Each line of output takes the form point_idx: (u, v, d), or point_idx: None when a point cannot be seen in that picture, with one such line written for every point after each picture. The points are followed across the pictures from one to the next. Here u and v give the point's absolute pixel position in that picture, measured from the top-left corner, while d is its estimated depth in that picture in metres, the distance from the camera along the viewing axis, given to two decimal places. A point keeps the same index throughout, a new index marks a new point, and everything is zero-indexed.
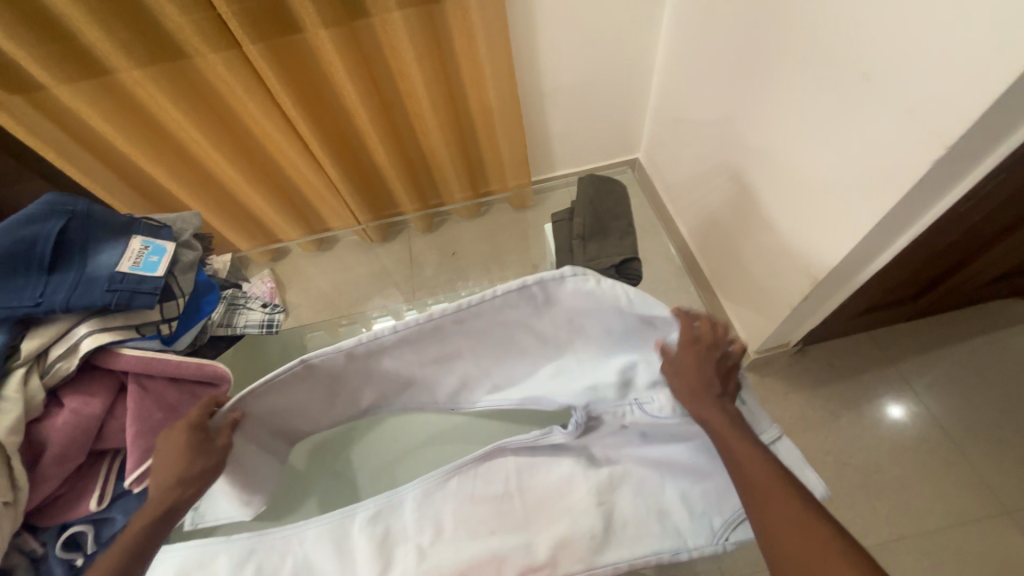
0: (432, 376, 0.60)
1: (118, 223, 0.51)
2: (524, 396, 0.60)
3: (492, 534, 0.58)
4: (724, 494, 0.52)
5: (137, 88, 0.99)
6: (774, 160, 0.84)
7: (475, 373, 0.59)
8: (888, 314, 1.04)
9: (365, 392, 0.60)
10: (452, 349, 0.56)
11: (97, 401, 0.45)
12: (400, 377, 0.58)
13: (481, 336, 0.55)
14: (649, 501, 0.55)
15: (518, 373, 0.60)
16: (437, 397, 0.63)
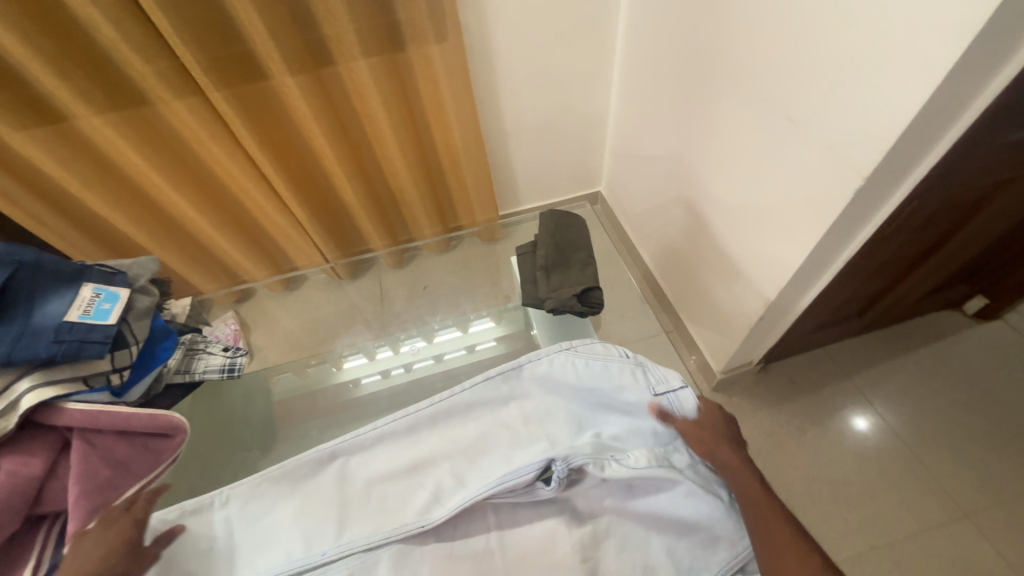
0: (405, 486, 0.57)
1: (68, 271, 0.50)
2: (503, 475, 0.53)
3: None
4: (710, 546, 0.51)
5: (96, 135, 0.98)
6: (721, 191, 0.91)
7: (451, 474, 0.57)
8: (839, 330, 1.10)
9: (336, 513, 0.56)
10: (428, 453, 0.59)
11: (36, 461, 0.42)
12: (375, 496, 0.57)
13: (457, 437, 0.59)
14: (635, 555, 0.53)
15: (495, 460, 0.56)
16: (408, 517, 0.55)
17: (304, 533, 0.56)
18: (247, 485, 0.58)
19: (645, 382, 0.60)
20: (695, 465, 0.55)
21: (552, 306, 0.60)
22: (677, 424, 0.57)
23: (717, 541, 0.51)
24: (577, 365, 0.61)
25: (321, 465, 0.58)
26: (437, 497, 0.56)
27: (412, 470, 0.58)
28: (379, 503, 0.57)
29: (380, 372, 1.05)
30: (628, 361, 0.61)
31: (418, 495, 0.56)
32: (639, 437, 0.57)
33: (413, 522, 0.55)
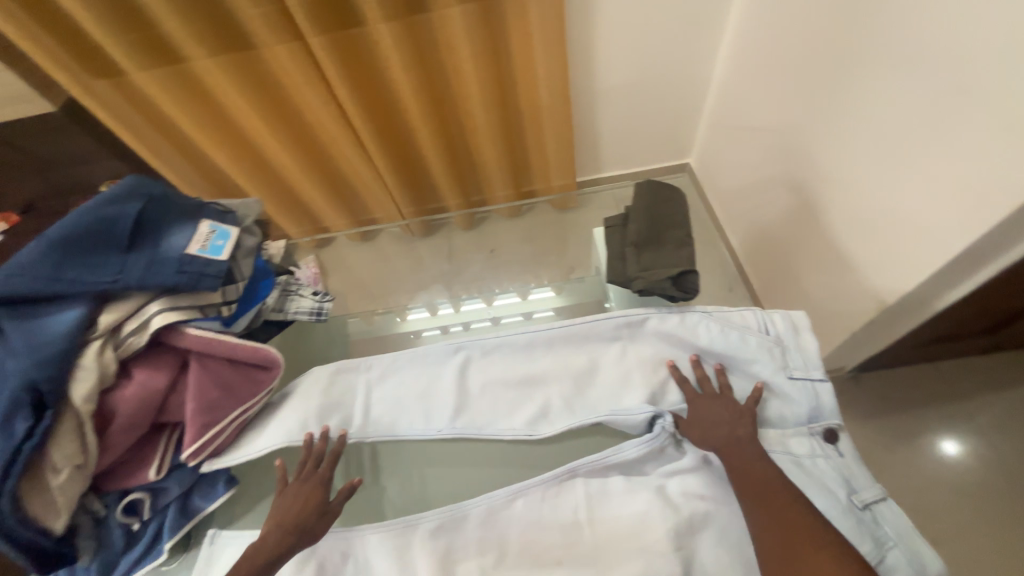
0: (515, 398, 0.55)
1: (188, 207, 0.53)
2: (614, 410, 0.52)
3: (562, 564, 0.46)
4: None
5: (207, 76, 1.04)
6: (844, 172, 0.79)
7: (562, 397, 0.54)
8: (957, 345, 0.96)
9: (438, 417, 0.54)
10: (541, 371, 0.55)
11: (161, 375, 0.47)
12: (489, 396, 0.55)
13: (571, 365, 0.55)
14: (739, 549, 0.45)
15: (606, 394, 0.53)
16: (515, 424, 0.53)
17: (409, 422, 0.54)
18: (387, 359, 0.59)
19: (781, 362, 0.51)
20: (817, 458, 0.48)
21: (642, 287, 0.55)
22: (809, 411, 0.49)
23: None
24: (710, 331, 0.54)
25: (423, 363, 0.58)
26: (546, 414, 0.53)
27: (522, 385, 0.55)
28: (480, 415, 0.54)
29: (440, 328, 1.08)
30: (767, 338, 0.52)
31: (527, 410, 0.54)
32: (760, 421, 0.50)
33: (521, 430, 0.53)
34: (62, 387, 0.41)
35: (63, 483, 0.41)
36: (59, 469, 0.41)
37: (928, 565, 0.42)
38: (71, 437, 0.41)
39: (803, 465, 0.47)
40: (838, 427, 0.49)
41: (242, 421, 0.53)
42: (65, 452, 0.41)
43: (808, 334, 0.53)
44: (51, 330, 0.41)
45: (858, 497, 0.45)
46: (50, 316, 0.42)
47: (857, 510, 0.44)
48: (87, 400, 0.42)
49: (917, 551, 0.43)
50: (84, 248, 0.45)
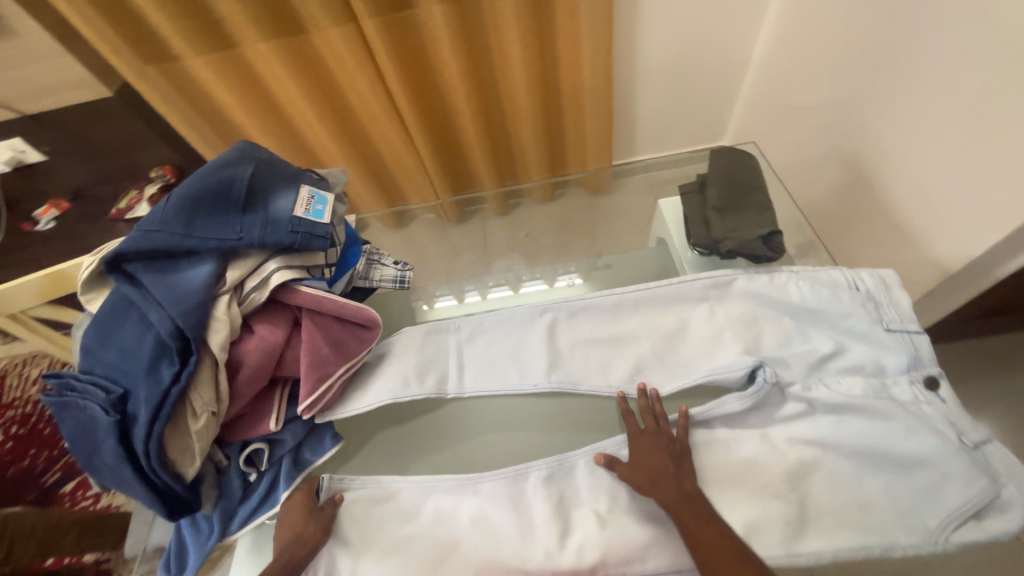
0: (609, 356, 0.58)
1: (290, 172, 0.55)
2: (712, 368, 0.54)
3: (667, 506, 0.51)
4: (937, 488, 0.46)
5: (259, 60, 1.05)
6: (905, 143, 0.79)
7: (654, 352, 0.57)
8: (1011, 318, 0.96)
9: (530, 372, 0.57)
10: (630, 330, 0.58)
11: (279, 331, 0.49)
12: (579, 354, 0.58)
13: (661, 324, 0.58)
14: (846, 492, 0.48)
15: (697, 352, 0.56)
16: (611, 381, 0.56)
17: (505, 379, 0.57)
18: (473, 320, 0.62)
19: (876, 316, 0.53)
20: (920, 403, 0.50)
21: (729, 248, 0.57)
22: (908, 362, 0.51)
23: (946, 483, 0.45)
24: (800, 288, 0.56)
25: (508, 323, 0.61)
26: (641, 370, 0.56)
27: (615, 343, 0.58)
28: (576, 372, 0.57)
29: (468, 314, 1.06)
30: (859, 294, 0.55)
31: (621, 367, 0.57)
32: (859, 370, 0.52)
33: (619, 387, 0.56)
34: (202, 336, 0.43)
35: (201, 428, 0.44)
36: (199, 414, 0.43)
37: None
38: (208, 384, 0.43)
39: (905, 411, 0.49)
40: (939, 374, 0.51)
41: (346, 379, 0.55)
42: (204, 398, 0.43)
43: (900, 289, 0.55)
44: (188, 284, 0.43)
45: (967, 438, 0.47)
46: (184, 271, 0.44)
47: (967, 451, 0.46)
48: (222, 351, 0.43)
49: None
50: (207, 208, 0.47)
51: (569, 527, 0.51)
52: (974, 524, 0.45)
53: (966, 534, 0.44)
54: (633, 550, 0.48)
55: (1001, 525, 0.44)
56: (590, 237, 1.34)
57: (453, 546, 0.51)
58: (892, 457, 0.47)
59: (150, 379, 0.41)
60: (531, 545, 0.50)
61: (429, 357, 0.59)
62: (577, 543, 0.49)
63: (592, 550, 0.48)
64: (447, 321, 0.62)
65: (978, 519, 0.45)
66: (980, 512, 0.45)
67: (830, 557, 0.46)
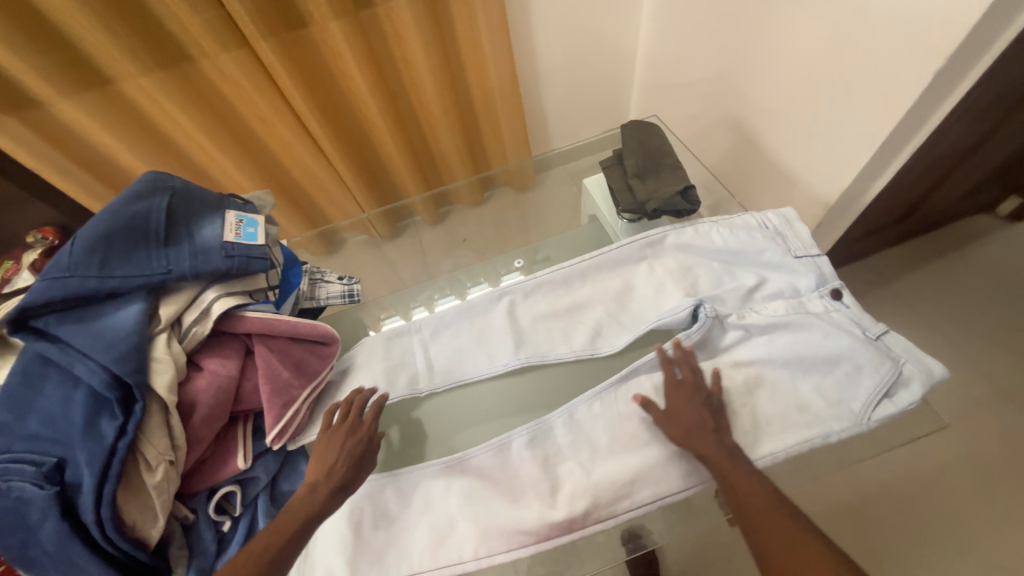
0: (568, 324, 0.61)
1: (211, 199, 0.52)
2: (660, 314, 0.59)
3: (648, 445, 0.52)
4: (856, 378, 0.54)
5: (143, 95, 0.97)
6: (775, 101, 0.92)
7: (608, 313, 0.61)
8: (882, 236, 1.13)
9: (498, 356, 0.59)
10: (583, 297, 0.62)
11: (231, 363, 0.46)
12: (541, 327, 0.61)
13: (610, 287, 0.62)
14: (788, 399, 0.54)
15: (645, 305, 0.61)
16: (574, 347, 0.59)
17: (475, 366, 0.59)
18: (433, 317, 0.62)
19: (785, 246, 0.62)
20: (831, 312, 0.58)
21: (654, 207, 0.62)
22: (816, 279, 0.60)
23: (861, 372, 0.54)
24: (721, 235, 0.64)
25: (467, 314, 0.62)
26: (599, 331, 0.60)
27: (572, 311, 0.61)
28: (541, 345, 0.59)
29: None
30: (768, 231, 0.63)
31: (582, 332, 0.60)
32: (780, 295, 0.60)
33: (582, 350, 0.59)
34: (144, 380, 0.39)
35: (160, 481, 0.40)
36: (156, 465, 0.39)
37: (931, 369, 0.54)
38: (161, 431, 0.40)
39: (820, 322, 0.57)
40: (840, 286, 0.59)
41: (312, 400, 0.52)
42: (158, 448, 0.39)
43: (800, 223, 0.63)
44: (117, 328, 0.40)
45: (870, 332, 0.56)
46: (109, 316, 0.40)
47: (871, 342, 0.55)
48: (170, 392, 0.40)
49: (923, 363, 0.54)
50: (124, 245, 0.43)
51: (558, 484, 0.51)
52: (887, 400, 0.53)
53: (885, 409, 0.53)
54: (623, 488, 0.50)
55: (906, 397, 0.53)
56: (524, 232, 1.41)
57: (450, 524, 0.50)
58: (819, 360, 0.55)
59: (91, 439, 0.37)
60: (524, 505, 0.50)
61: (398, 362, 0.59)
62: (568, 493, 0.50)
63: (582, 498, 0.49)
64: (406, 323, 0.62)
65: (891, 396, 0.53)
66: (890, 390, 0.54)
67: (783, 454, 0.52)
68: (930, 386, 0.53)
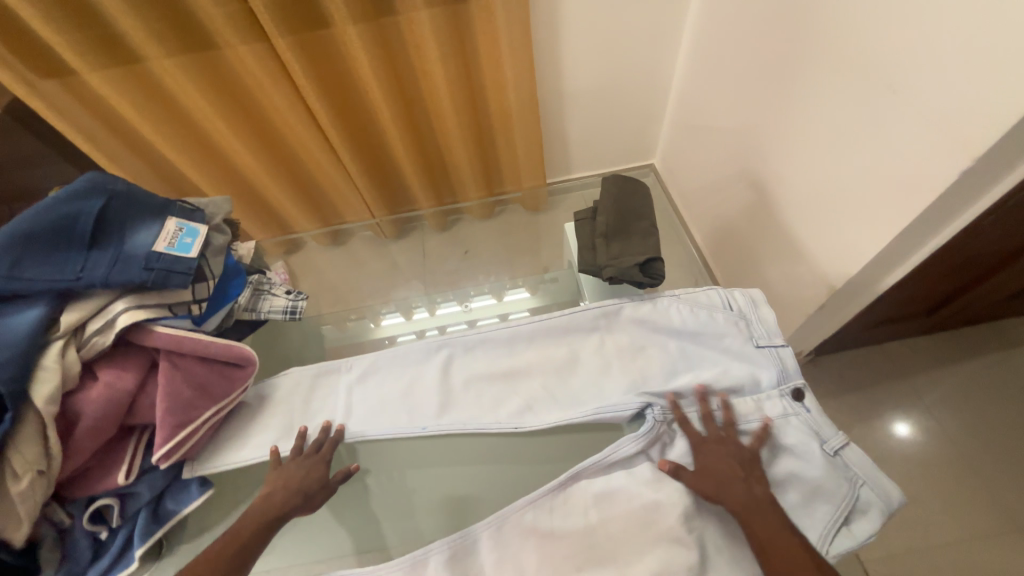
0: (503, 391, 0.57)
1: (154, 204, 0.51)
2: (602, 405, 0.54)
3: (580, 574, 0.48)
4: (811, 501, 0.48)
5: (167, 77, 1.00)
6: (793, 167, 0.85)
7: (547, 387, 0.57)
8: (902, 325, 1.02)
9: (421, 412, 0.56)
10: (525, 364, 0.58)
11: (130, 376, 0.45)
12: (474, 391, 0.57)
13: (553, 356, 0.58)
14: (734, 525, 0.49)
15: (588, 385, 0.56)
16: (503, 417, 0.55)
17: (394, 424, 0.55)
18: (367, 360, 0.60)
19: (747, 333, 0.57)
20: (789, 416, 0.52)
21: (611, 274, 0.59)
22: (776, 374, 0.55)
23: (818, 494, 0.48)
24: (680, 312, 0.59)
25: (399, 360, 0.59)
26: (533, 407, 0.56)
27: (511, 380, 0.57)
28: (469, 412, 0.56)
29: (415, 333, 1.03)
30: (732, 313, 0.58)
31: (516, 405, 0.56)
32: (741, 389, 0.54)
33: (507, 423, 0.55)
34: (22, 388, 0.40)
35: (25, 489, 0.40)
36: (21, 474, 0.39)
37: (890, 492, 0.48)
38: (34, 439, 0.40)
39: (779, 428, 0.52)
40: (802, 385, 0.54)
41: (215, 421, 0.52)
42: (28, 456, 0.40)
43: (766, 306, 0.59)
44: (10, 332, 0.40)
45: (828, 446, 0.50)
46: (9, 316, 0.41)
47: (829, 458, 0.50)
48: (49, 403, 0.40)
49: (881, 484, 0.49)
50: (41, 248, 0.43)
51: None
52: (845, 529, 0.48)
53: (842, 541, 0.47)
54: None
55: (865, 526, 0.48)
56: (535, 249, 1.26)
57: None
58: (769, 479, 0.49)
59: None
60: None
61: (319, 401, 0.57)
62: None
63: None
64: (336, 362, 0.60)
65: (849, 523, 0.48)
66: (848, 516, 0.48)
67: None
68: (889, 513, 0.48)
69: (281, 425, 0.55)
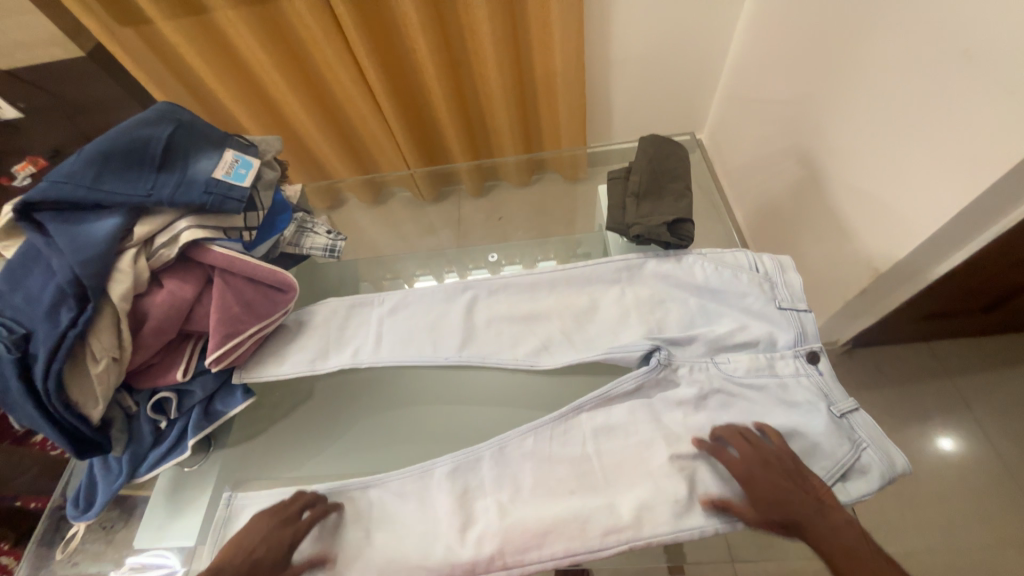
0: (520, 330, 0.60)
1: (214, 137, 0.56)
2: (612, 347, 0.56)
3: (573, 494, 0.51)
4: (808, 457, 0.49)
5: (229, 27, 1.05)
6: (849, 142, 0.80)
7: (563, 330, 0.59)
8: (954, 322, 0.96)
9: (443, 345, 0.59)
10: (544, 308, 0.60)
11: (189, 287, 0.51)
12: (494, 329, 0.60)
13: (573, 303, 0.60)
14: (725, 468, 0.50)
15: (602, 331, 0.58)
16: (517, 354, 0.58)
17: (419, 351, 0.59)
18: (399, 295, 0.64)
19: (771, 294, 0.56)
20: (800, 377, 0.52)
21: (638, 233, 0.59)
22: (795, 336, 0.54)
23: (816, 451, 0.48)
24: (705, 270, 0.59)
25: (427, 298, 0.63)
26: (547, 346, 0.58)
27: (528, 320, 0.60)
28: (487, 347, 0.59)
29: None
30: (757, 274, 0.57)
31: (531, 343, 0.59)
32: (754, 345, 0.54)
33: (522, 360, 0.58)
34: (101, 284, 0.45)
35: (102, 372, 0.46)
36: (98, 358, 0.45)
37: (894, 460, 0.47)
38: (109, 330, 0.46)
39: (787, 387, 0.52)
40: (820, 350, 0.53)
41: (260, 336, 0.57)
42: (104, 345, 0.46)
43: (794, 271, 0.57)
44: (93, 235, 0.46)
45: (835, 407, 0.50)
46: (91, 223, 0.47)
47: (835, 420, 0.49)
48: (122, 301, 0.46)
49: (886, 451, 0.48)
50: (119, 165, 0.49)
51: (472, 519, 0.51)
52: (839, 487, 0.48)
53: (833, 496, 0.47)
54: (534, 538, 0.48)
55: (862, 486, 0.47)
56: (569, 219, 1.27)
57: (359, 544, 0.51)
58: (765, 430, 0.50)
59: (49, 323, 0.44)
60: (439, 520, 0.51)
61: (353, 326, 0.62)
62: (477, 534, 0.50)
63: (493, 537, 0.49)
64: (370, 294, 0.64)
65: (845, 481, 0.48)
66: (844, 474, 0.48)
67: (712, 529, 0.47)
68: (891, 479, 0.47)
69: (318, 346, 0.60)
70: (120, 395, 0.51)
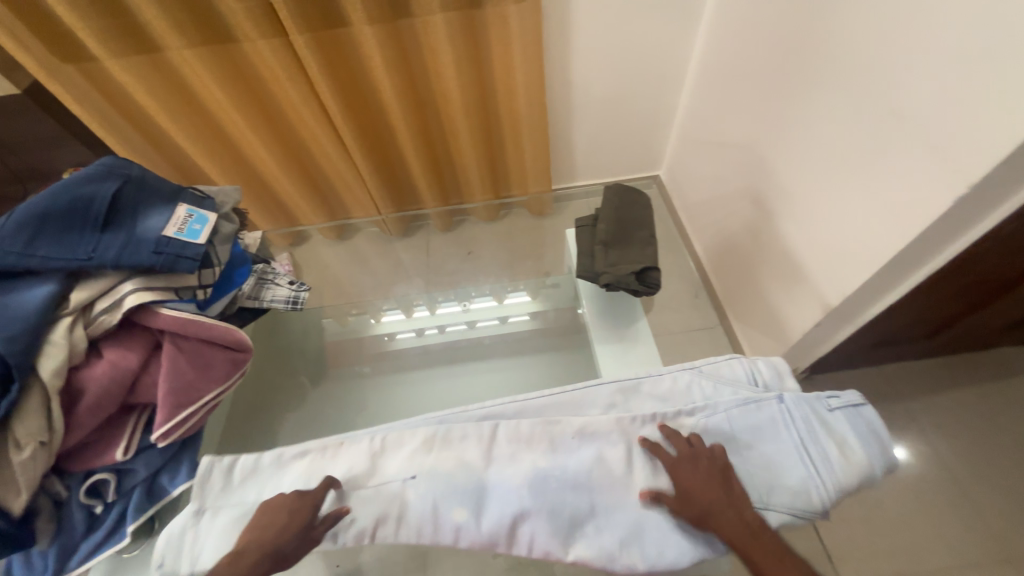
0: (503, 457, 0.54)
1: (167, 190, 0.53)
2: (611, 471, 0.52)
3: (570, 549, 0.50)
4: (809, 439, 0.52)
5: (186, 67, 1.01)
6: (794, 185, 0.86)
7: (543, 456, 0.54)
8: (899, 347, 1.02)
9: (468, 452, 0.55)
10: (527, 430, 0.56)
11: (133, 355, 0.47)
12: (493, 453, 0.54)
13: (557, 428, 0.56)
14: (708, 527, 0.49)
15: (588, 456, 0.53)
16: (510, 478, 0.52)
17: (447, 478, 0.53)
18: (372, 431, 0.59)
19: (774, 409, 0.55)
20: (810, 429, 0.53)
21: (608, 281, 0.60)
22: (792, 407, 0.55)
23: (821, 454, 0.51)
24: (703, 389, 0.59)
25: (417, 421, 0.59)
26: (536, 473, 0.52)
27: (517, 438, 0.55)
28: (503, 467, 0.53)
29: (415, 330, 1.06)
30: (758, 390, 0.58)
31: (520, 466, 0.53)
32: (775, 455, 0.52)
33: (512, 476, 0.52)
34: (29, 361, 0.41)
35: (26, 460, 0.41)
36: (22, 445, 0.41)
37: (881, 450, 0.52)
38: (37, 411, 0.42)
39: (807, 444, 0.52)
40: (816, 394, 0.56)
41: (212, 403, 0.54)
42: (30, 428, 0.41)
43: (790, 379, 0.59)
44: (23, 306, 0.42)
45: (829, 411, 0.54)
46: (20, 292, 0.43)
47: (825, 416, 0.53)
48: (54, 377, 0.42)
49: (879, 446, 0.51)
50: (57, 226, 0.45)
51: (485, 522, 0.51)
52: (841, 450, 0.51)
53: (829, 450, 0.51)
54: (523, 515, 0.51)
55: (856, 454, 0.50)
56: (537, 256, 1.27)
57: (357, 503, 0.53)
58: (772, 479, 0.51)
59: None
60: (442, 533, 0.52)
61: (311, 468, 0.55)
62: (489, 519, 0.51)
63: (505, 513, 0.51)
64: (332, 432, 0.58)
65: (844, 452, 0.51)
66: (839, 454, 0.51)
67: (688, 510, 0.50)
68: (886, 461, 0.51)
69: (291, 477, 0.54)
70: (49, 480, 0.46)
